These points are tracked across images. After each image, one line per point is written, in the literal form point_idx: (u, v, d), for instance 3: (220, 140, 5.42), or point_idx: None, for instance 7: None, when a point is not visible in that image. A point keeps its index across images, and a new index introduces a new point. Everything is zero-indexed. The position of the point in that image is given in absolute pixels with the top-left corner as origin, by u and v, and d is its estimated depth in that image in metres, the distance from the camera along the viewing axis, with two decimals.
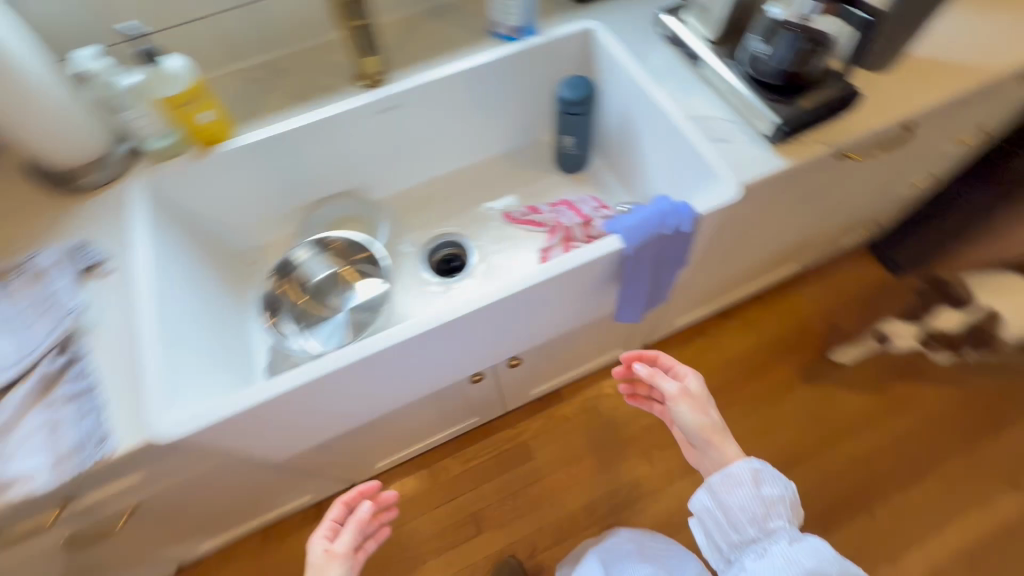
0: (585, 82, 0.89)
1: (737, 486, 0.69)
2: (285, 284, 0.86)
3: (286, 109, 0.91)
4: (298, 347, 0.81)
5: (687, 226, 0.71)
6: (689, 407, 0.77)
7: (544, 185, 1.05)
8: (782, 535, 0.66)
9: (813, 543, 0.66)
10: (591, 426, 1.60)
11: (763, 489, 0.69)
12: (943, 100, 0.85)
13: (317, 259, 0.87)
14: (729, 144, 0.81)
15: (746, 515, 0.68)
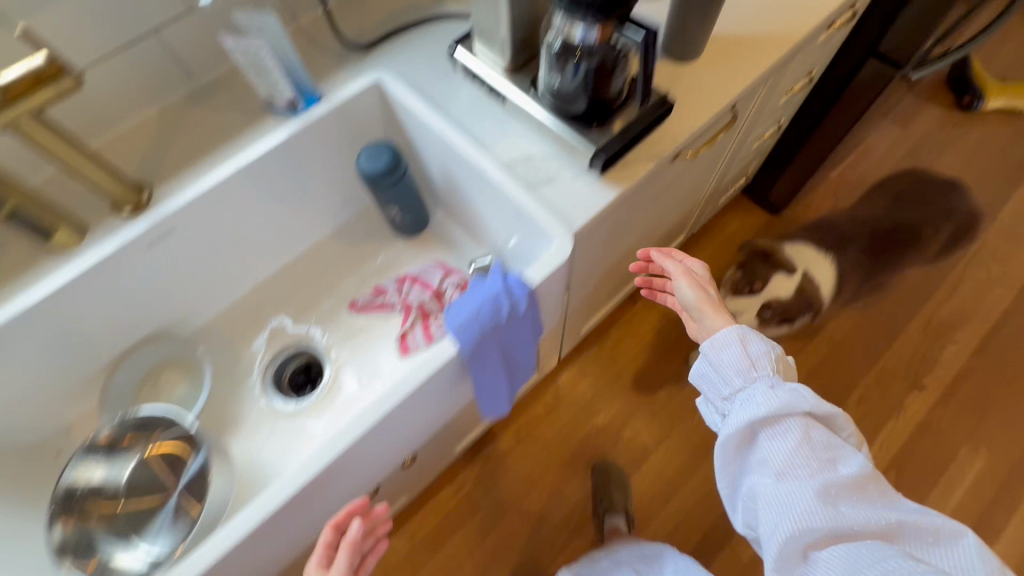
0: (385, 147, 0.77)
1: (725, 344, 0.68)
2: (80, 511, 0.69)
3: (30, 272, 0.72)
4: (138, 561, 0.67)
5: (525, 300, 0.63)
6: (687, 285, 0.77)
7: (390, 256, 0.94)
8: (771, 383, 0.64)
9: (800, 394, 0.62)
10: (531, 453, 1.55)
11: (752, 348, 0.67)
12: (754, 79, 0.82)
13: (109, 460, 0.72)
14: (556, 184, 0.73)
15: (735, 366, 0.66)
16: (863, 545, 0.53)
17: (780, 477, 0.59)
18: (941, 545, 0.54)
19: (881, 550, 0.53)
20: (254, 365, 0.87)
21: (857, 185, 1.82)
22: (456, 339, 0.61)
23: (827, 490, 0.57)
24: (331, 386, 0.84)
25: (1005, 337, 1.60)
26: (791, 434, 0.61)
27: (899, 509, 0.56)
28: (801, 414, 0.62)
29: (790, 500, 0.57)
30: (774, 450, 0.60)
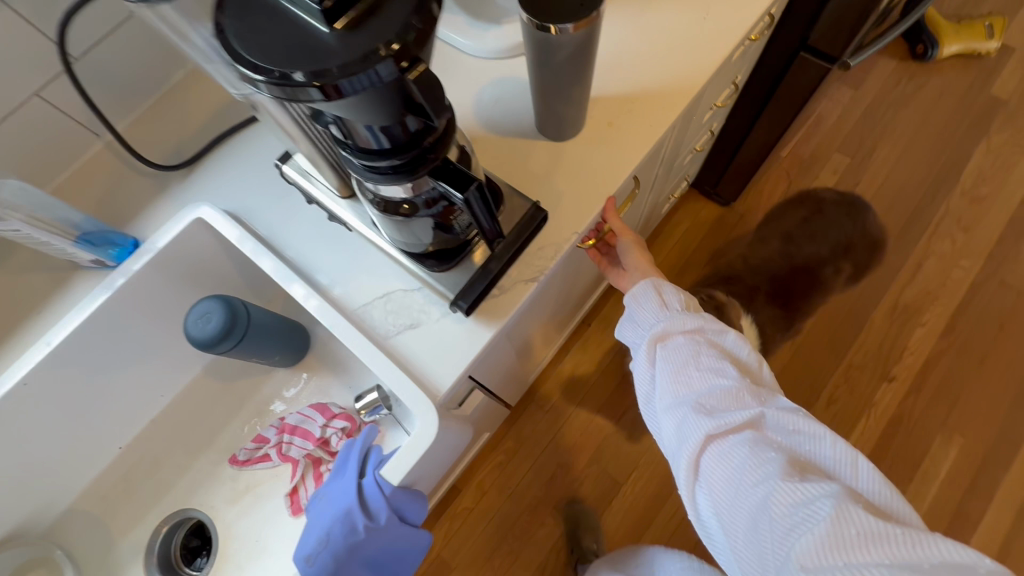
0: (217, 304, 0.64)
1: (637, 285, 0.71)
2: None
3: None
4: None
5: (384, 514, 0.53)
6: (630, 248, 0.76)
7: (275, 390, 0.83)
8: (670, 312, 0.68)
9: (693, 317, 0.67)
10: (498, 505, 1.48)
11: (660, 285, 0.70)
12: (648, 149, 0.69)
13: None
14: (419, 329, 0.62)
15: (647, 302, 0.69)
16: (740, 444, 0.56)
17: (671, 390, 0.62)
18: (819, 444, 0.56)
19: (757, 450, 0.55)
20: (135, 544, 0.77)
21: (811, 162, 1.68)
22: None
23: (709, 400, 0.60)
24: (219, 558, 0.75)
25: (977, 310, 1.49)
26: (681, 351, 0.64)
27: (778, 412, 0.58)
28: (691, 330, 0.66)
29: (679, 413, 0.61)
30: (667, 368, 0.64)
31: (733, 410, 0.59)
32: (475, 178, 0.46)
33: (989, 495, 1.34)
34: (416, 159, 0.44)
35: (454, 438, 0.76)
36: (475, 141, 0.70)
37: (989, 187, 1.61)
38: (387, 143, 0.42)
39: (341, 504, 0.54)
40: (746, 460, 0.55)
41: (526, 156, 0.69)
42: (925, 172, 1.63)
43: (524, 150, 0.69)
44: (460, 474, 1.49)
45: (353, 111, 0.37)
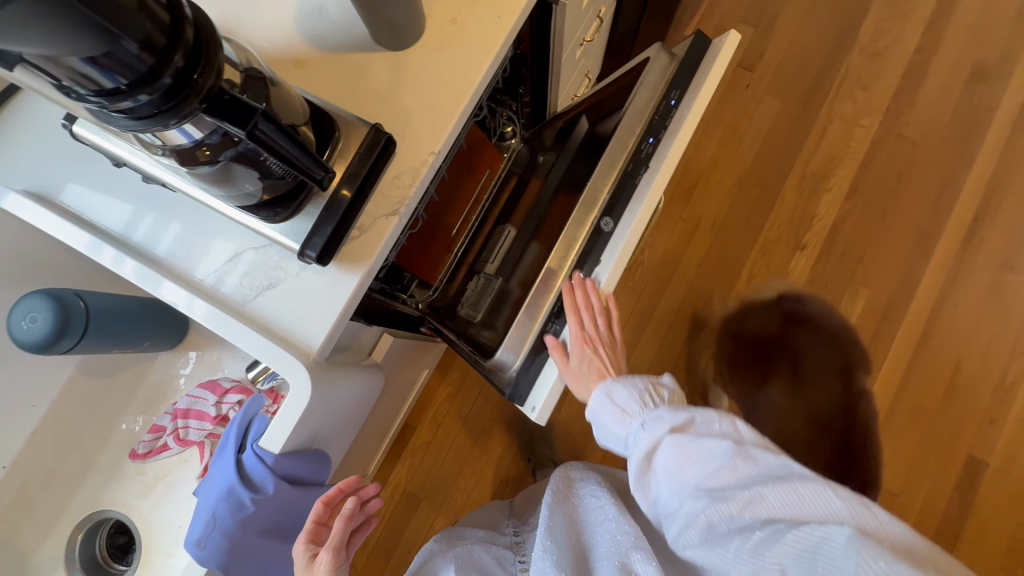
0: (40, 299, 0.56)
1: (595, 400, 0.63)
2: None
3: None
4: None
5: (270, 483, 0.51)
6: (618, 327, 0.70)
7: (156, 380, 0.81)
8: (637, 422, 0.58)
9: (662, 416, 0.56)
10: (456, 434, 1.52)
11: (615, 396, 0.62)
12: (502, 45, 0.61)
13: None
14: (280, 289, 0.57)
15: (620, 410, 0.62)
16: (743, 525, 0.44)
17: (669, 506, 0.51)
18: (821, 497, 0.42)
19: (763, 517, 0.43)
20: (50, 557, 0.72)
21: (715, 41, 1.62)
22: (203, 560, 0.51)
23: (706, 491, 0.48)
24: (144, 553, 0.71)
25: (878, 167, 1.54)
26: (665, 460, 0.52)
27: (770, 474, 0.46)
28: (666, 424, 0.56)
29: (682, 507, 0.49)
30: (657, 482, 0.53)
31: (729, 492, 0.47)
32: (258, 106, 0.40)
33: (892, 335, 1.47)
34: (176, 92, 0.37)
35: (364, 389, 0.73)
36: (304, 66, 0.61)
37: (885, 40, 1.59)
38: (125, 80, 0.35)
39: (223, 483, 0.52)
40: (752, 535, 0.43)
41: (365, 73, 0.60)
42: (824, 35, 1.60)
43: (362, 68, 0.60)
44: (412, 411, 1.52)
45: (35, 37, 0.29)
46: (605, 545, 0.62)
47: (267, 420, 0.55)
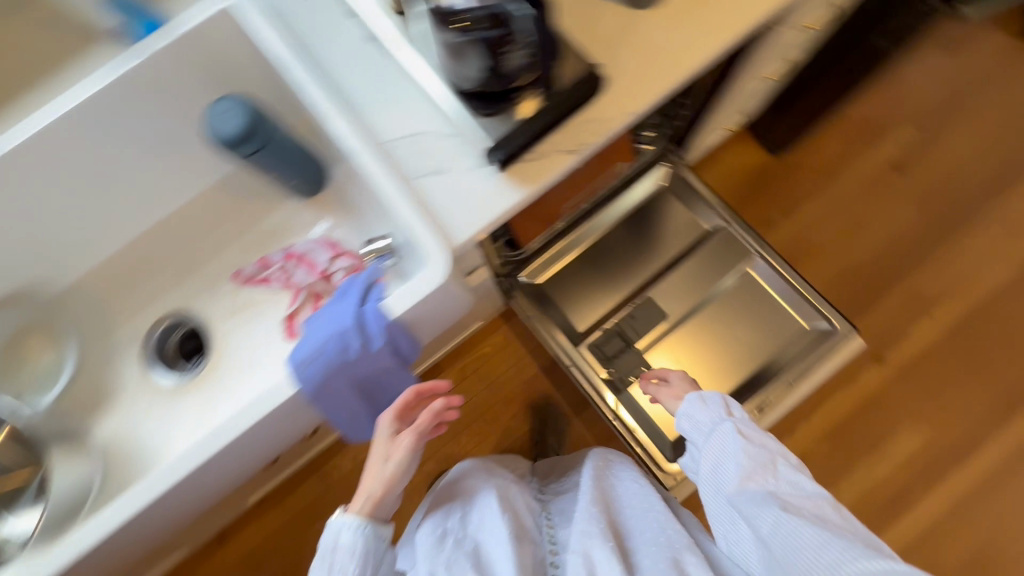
0: (241, 104, 0.62)
1: (705, 391, 0.68)
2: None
3: None
4: (9, 539, 0.65)
5: (380, 339, 0.54)
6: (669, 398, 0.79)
7: (283, 220, 0.82)
8: (739, 428, 0.63)
9: (767, 450, 0.60)
10: (475, 392, 1.54)
11: (727, 403, 0.66)
12: (729, 39, 0.61)
13: None
14: (445, 177, 0.59)
15: (693, 425, 0.67)
16: (841, 551, 0.50)
17: (750, 504, 0.57)
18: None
19: (872, 563, 0.48)
20: (134, 334, 0.80)
21: (878, 129, 1.56)
22: (299, 378, 0.54)
23: (798, 511, 0.54)
24: (212, 365, 0.78)
25: (995, 316, 1.46)
26: (761, 478, 0.58)
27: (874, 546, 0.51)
28: (772, 458, 0.60)
29: (768, 516, 0.55)
30: (744, 486, 0.57)
31: (826, 528, 0.52)
32: None
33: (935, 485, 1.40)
34: None
35: (460, 306, 0.75)
36: None
37: None
38: None
39: (338, 323, 0.55)
40: (847, 563, 0.49)
41: (596, 18, 0.62)
42: (992, 166, 1.52)
43: (593, 11, 0.62)
44: (447, 354, 1.55)
45: None
46: (650, 532, 0.66)
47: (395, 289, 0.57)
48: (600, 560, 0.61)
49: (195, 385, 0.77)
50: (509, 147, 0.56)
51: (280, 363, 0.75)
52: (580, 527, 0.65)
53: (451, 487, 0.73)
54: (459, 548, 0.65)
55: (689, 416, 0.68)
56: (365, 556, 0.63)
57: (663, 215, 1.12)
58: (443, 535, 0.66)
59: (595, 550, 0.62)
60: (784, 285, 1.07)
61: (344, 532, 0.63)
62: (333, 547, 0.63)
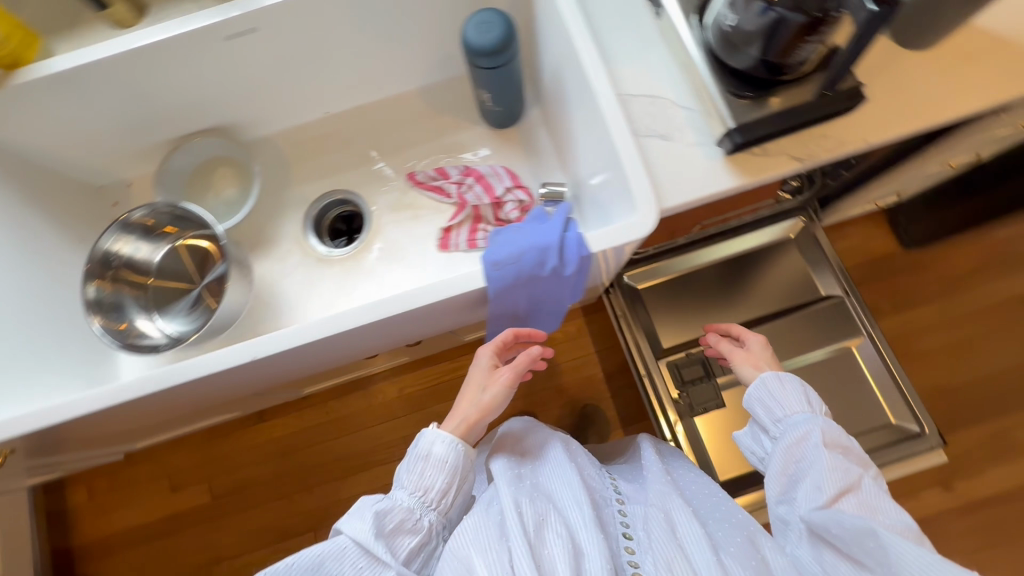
0: (502, 21, 0.65)
1: (783, 376, 0.68)
2: (114, 278, 0.73)
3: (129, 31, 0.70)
4: (159, 334, 0.74)
5: (575, 267, 0.56)
6: (747, 366, 0.74)
7: (464, 141, 0.85)
8: (818, 428, 0.63)
9: (847, 456, 0.61)
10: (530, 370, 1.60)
11: (806, 396, 0.66)
12: (990, 104, 0.60)
13: (144, 242, 0.75)
14: (669, 144, 0.61)
15: (768, 410, 0.67)
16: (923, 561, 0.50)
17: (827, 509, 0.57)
18: None
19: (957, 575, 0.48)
20: (302, 198, 0.85)
21: None
22: (490, 276, 0.56)
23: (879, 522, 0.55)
24: (362, 250, 0.83)
25: None
26: (841, 483, 0.58)
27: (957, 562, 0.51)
28: (852, 466, 0.60)
29: (847, 521, 0.55)
30: (821, 489, 0.58)
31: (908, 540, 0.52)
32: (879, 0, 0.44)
33: None
34: None
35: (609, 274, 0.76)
36: None
37: None
38: None
39: (540, 239, 0.57)
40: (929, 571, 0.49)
41: None
42: None
43: None
44: None
45: None
46: (718, 512, 0.69)
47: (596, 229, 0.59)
48: (680, 519, 0.65)
49: (337, 262, 0.82)
50: (750, 133, 0.57)
51: (427, 267, 0.80)
52: (656, 490, 0.69)
53: (521, 429, 0.76)
54: (534, 488, 0.67)
55: (764, 401, 0.67)
56: (454, 472, 0.64)
57: (781, 269, 1.09)
58: (521, 473, 0.69)
59: (674, 512, 0.66)
60: (886, 373, 1.04)
61: (442, 447, 0.65)
62: (425, 457, 0.64)
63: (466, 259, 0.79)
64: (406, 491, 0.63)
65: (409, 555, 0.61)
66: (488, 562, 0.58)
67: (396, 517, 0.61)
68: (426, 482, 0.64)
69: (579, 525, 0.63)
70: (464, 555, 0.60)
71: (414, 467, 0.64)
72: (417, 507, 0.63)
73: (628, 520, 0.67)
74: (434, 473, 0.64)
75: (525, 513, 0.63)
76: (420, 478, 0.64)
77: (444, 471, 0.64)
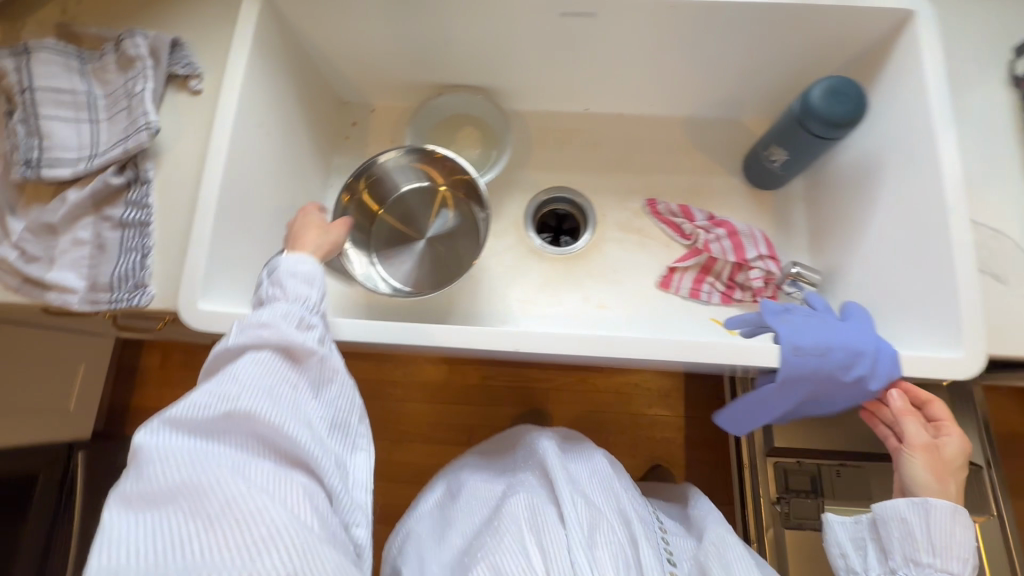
0: (857, 94, 0.60)
1: (943, 503, 0.50)
2: (358, 198, 0.74)
3: None
4: (377, 271, 0.74)
5: (880, 386, 0.52)
6: (923, 466, 0.52)
7: (714, 186, 0.81)
8: None
9: None
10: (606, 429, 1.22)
11: (953, 532, 0.50)
12: None
13: (400, 171, 0.75)
14: (1001, 287, 0.55)
15: (905, 542, 0.50)
16: None
17: None
18: None
19: None
20: (531, 183, 0.82)
21: None
22: (789, 359, 0.52)
23: None
24: (575, 256, 0.79)
25: None
26: None
27: None
28: None
29: None
30: None
31: None
32: None
33: None
34: None
35: None
36: None
37: None
38: None
39: (852, 342, 0.53)
40: None
41: None
42: None
43: None
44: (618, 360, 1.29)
45: None
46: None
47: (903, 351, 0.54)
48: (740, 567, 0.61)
49: (548, 256, 0.79)
50: None
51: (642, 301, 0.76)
52: (714, 534, 0.66)
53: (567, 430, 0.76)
54: (577, 487, 0.64)
55: (907, 526, 0.51)
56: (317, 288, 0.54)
57: None
58: (570, 469, 0.68)
59: (730, 558, 0.62)
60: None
61: (299, 263, 0.54)
62: (283, 273, 0.53)
63: (682, 306, 0.76)
64: (275, 305, 0.51)
65: (306, 354, 0.49)
66: (543, 541, 0.58)
67: (283, 325, 0.49)
68: (295, 291, 0.52)
69: (632, 536, 0.61)
70: (519, 522, 0.60)
71: (276, 286, 0.52)
72: (298, 313, 0.50)
73: (672, 549, 0.66)
74: (303, 286, 0.53)
75: (582, 511, 0.61)
76: (287, 291, 0.52)
77: (314, 281, 0.53)
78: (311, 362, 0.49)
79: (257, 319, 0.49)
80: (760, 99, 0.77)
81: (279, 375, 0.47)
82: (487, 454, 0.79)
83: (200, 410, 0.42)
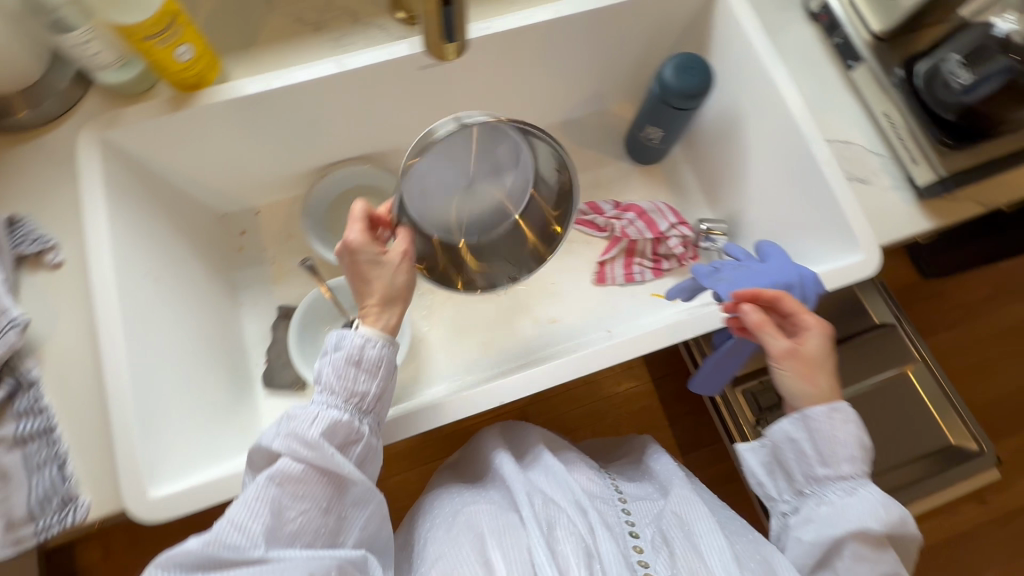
0: (699, 65, 0.67)
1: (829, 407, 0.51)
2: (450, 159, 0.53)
3: (309, 56, 0.67)
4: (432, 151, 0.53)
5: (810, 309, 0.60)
6: (793, 377, 0.52)
7: (608, 175, 0.86)
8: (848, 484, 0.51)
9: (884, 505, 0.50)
10: (589, 426, 1.16)
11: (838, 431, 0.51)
12: None
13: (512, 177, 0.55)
14: (867, 187, 0.64)
15: (799, 459, 0.52)
16: None
17: None
18: None
19: None
20: None
21: None
22: None
23: None
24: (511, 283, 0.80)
25: None
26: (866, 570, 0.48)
27: None
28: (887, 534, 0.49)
29: None
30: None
31: None
32: None
33: None
34: None
35: None
36: None
37: None
38: None
39: (777, 278, 0.61)
40: None
41: None
42: None
43: None
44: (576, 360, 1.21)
45: None
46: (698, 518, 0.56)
47: (818, 269, 0.61)
48: (700, 527, 0.55)
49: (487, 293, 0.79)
50: (954, 177, 0.61)
51: (587, 302, 0.79)
52: (677, 494, 0.59)
53: (515, 429, 0.68)
54: (529, 487, 0.57)
55: (796, 444, 0.52)
56: (381, 376, 0.51)
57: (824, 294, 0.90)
58: (527, 471, 0.61)
59: (693, 525, 0.56)
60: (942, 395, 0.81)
61: (368, 345, 0.50)
62: (342, 362, 0.49)
63: (623, 292, 0.79)
64: (325, 402, 0.49)
65: (348, 480, 0.47)
66: (504, 547, 0.52)
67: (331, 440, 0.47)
68: (353, 386, 0.49)
69: (591, 525, 0.55)
70: (478, 531, 0.53)
71: (337, 373, 0.49)
72: (348, 417, 0.49)
73: (633, 518, 0.59)
74: (355, 374, 0.50)
75: (537, 507, 0.55)
76: (346, 383, 0.49)
77: (378, 371, 0.50)
78: (353, 487, 0.48)
79: (306, 430, 0.46)
80: (619, 87, 0.84)
81: (315, 495, 0.46)
82: (448, 470, 0.69)
83: (239, 516, 0.43)
